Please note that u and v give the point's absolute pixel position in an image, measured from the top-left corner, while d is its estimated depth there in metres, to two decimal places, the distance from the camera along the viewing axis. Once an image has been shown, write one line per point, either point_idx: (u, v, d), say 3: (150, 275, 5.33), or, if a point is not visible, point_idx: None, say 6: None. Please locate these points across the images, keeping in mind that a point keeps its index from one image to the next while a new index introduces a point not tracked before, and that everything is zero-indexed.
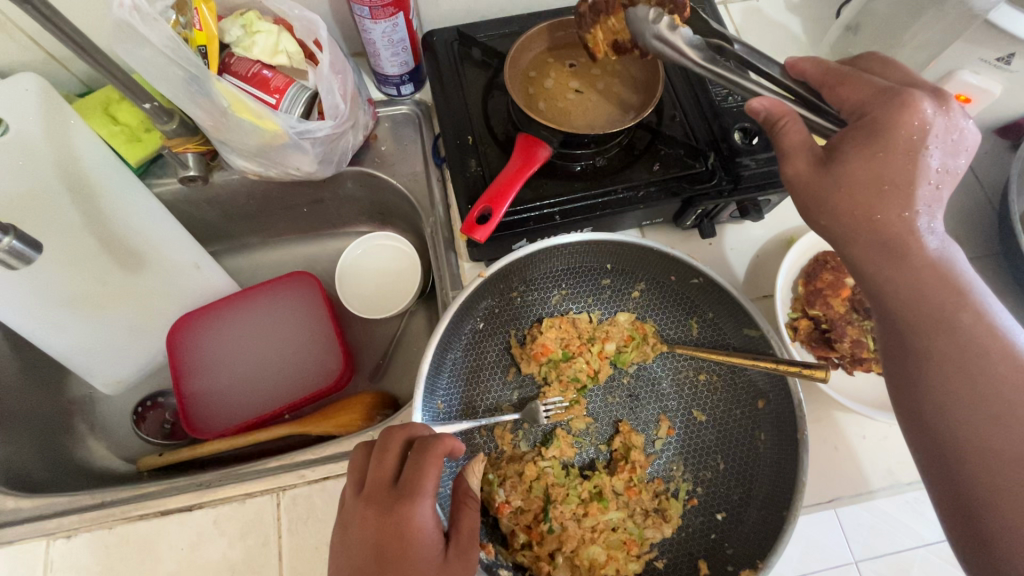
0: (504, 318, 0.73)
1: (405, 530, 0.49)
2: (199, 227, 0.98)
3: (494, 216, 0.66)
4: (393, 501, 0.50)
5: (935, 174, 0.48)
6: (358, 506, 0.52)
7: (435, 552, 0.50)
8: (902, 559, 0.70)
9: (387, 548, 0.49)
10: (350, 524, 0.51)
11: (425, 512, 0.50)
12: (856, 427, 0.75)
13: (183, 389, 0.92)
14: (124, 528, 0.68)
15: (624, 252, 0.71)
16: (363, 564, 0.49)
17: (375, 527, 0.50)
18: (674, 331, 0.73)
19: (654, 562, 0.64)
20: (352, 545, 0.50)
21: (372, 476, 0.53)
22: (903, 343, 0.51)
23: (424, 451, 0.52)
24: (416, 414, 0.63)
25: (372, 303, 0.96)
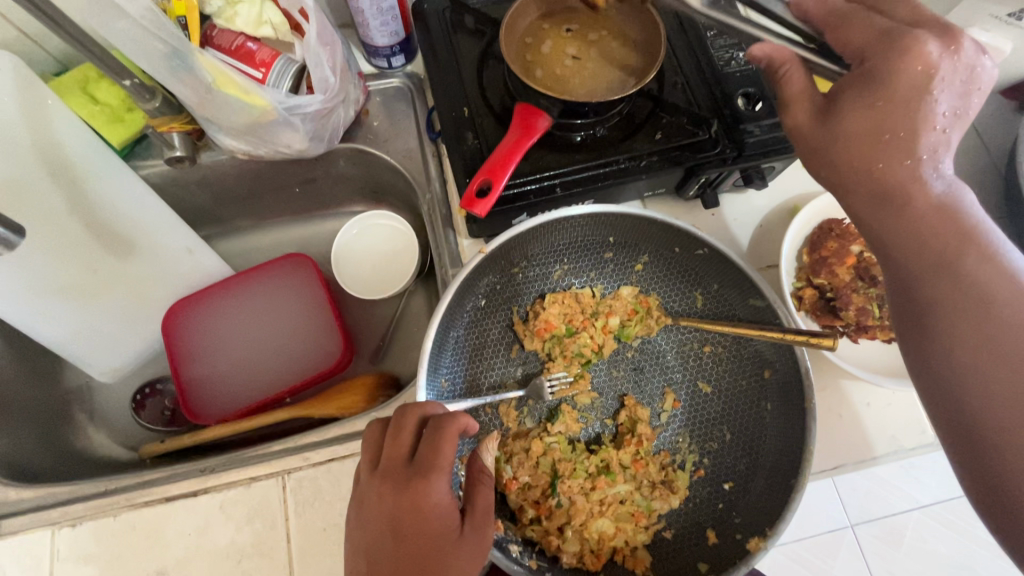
0: (505, 295, 0.72)
1: (421, 504, 0.48)
2: (188, 211, 0.96)
3: (494, 189, 0.63)
4: (409, 476, 0.50)
5: (942, 119, 0.45)
6: (374, 481, 0.51)
7: (452, 528, 0.49)
8: (895, 522, 0.75)
9: (403, 524, 0.48)
10: (366, 499, 0.51)
11: (442, 485, 0.49)
12: (860, 395, 0.74)
13: (182, 374, 0.91)
14: (129, 515, 0.68)
15: (627, 224, 0.69)
16: (381, 537, 0.49)
17: (392, 501, 0.49)
18: (678, 303, 0.73)
19: (662, 533, 0.64)
20: (369, 518, 0.50)
21: (387, 453, 0.52)
22: (907, 293, 0.49)
23: (439, 427, 0.51)
24: (421, 394, 0.62)
25: (369, 284, 0.94)
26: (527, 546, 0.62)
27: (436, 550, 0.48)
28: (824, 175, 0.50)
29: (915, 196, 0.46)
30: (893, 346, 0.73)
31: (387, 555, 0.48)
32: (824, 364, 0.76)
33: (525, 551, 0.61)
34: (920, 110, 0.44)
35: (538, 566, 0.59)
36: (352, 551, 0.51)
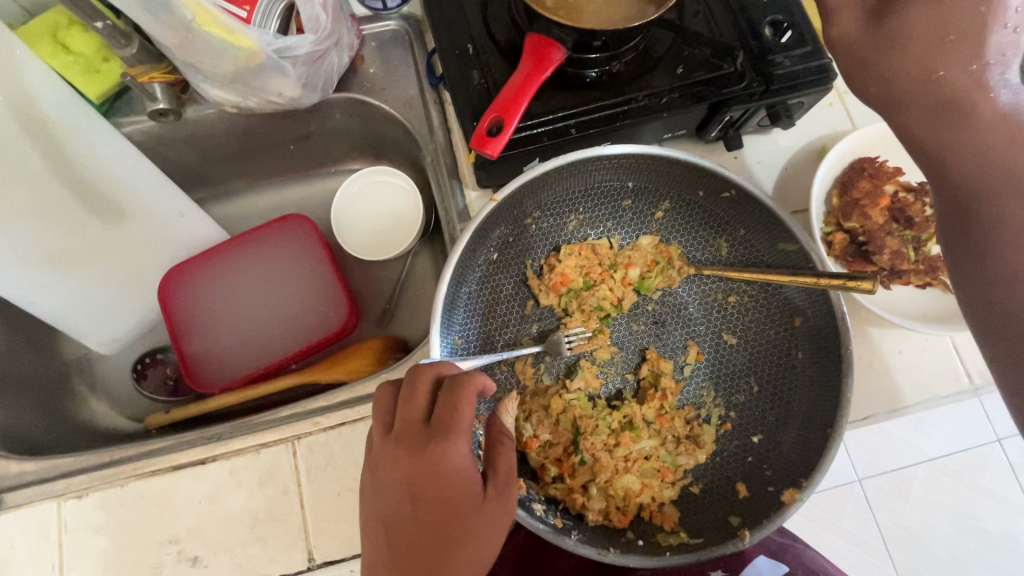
0: (518, 248, 0.68)
1: (441, 470, 0.45)
2: (178, 172, 0.91)
3: (506, 128, 0.58)
4: (426, 441, 0.46)
5: (1014, 14, 0.37)
6: (388, 446, 0.48)
7: (475, 494, 0.47)
8: (903, 476, 0.73)
9: (423, 490, 0.45)
10: (381, 464, 0.48)
11: (463, 450, 0.46)
12: (891, 342, 0.71)
13: (182, 344, 0.87)
14: (136, 485, 0.66)
15: (648, 167, 0.65)
16: (400, 503, 0.46)
17: (409, 468, 0.46)
18: (701, 253, 0.69)
19: (689, 488, 0.62)
20: (386, 484, 0.47)
21: (401, 416, 0.48)
22: (964, 218, 0.44)
23: (456, 388, 0.47)
24: (433, 344, 0.59)
25: (373, 245, 0.90)
26: (551, 504, 0.60)
27: (460, 515, 0.46)
28: (870, 92, 0.44)
29: (979, 105, 0.40)
30: (926, 291, 0.70)
31: (408, 521, 0.46)
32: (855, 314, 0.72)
33: (549, 509, 0.59)
34: (987, 4, 0.37)
35: (564, 525, 0.57)
36: (369, 517, 0.48)
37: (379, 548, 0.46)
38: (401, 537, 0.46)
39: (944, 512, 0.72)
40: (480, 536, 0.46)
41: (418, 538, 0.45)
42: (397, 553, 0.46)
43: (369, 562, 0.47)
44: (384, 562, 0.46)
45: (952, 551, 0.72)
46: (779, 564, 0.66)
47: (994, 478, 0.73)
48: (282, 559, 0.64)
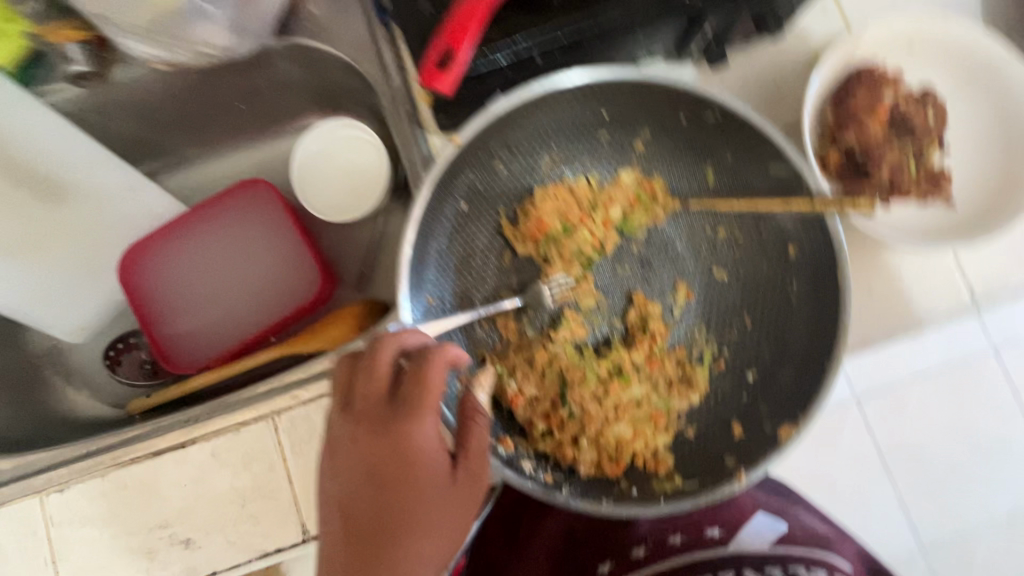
0: (489, 195, 0.63)
1: (408, 450, 0.43)
2: (122, 143, 0.83)
3: (455, 62, 0.53)
4: (392, 419, 0.44)
5: None
6: (349, 425, 0.44)
7: (444, 473, 0.45)
8: (898, 394, 0.70)
9: (387, 471, 0.43)
10: (339, 446, 0.44)
11: (433, 425, 0.44)
12: (892, 263, 0.67)
13: (155, 329, 0.83)
14: (118, 475, 0.64)
15: (624, 92, 0.59)
16: (361, 486, 0.43)
17: (373, 448, 0.43)
18: (687, 183, 0.64)
19: (683, 432, 0.60)
20: (346, 465, 0.44)
21: (361, 394, 0.45)
22: None
23: (424, 363, 0.45)
24: (403, 299, 0.55)
25: (338, 206, 0.85)
26: (541, 461, 0.58)
27: (426, 497, 0.43)
28: None
29: None
30: (929, 207, 0.65)
31: (367, 507, 0.43)
32: (852, 241, 0.69)
33: (539, 466, 0.57)
34: None
35: (555, 480, 0.56)
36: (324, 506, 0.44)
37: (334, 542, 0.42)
38: (359, 528, 0.42)
39: (937, 425, 0.70)
40: (447, 517, 0.44)
41: (379, 525, 0.42)
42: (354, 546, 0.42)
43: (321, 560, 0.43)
44: (339, 558, 0.42)
45: (948, 461, 0.71)
46: (778, 521, 0.68)
47: (992, 390, 0.70)
48: (276, 534, 0.63)
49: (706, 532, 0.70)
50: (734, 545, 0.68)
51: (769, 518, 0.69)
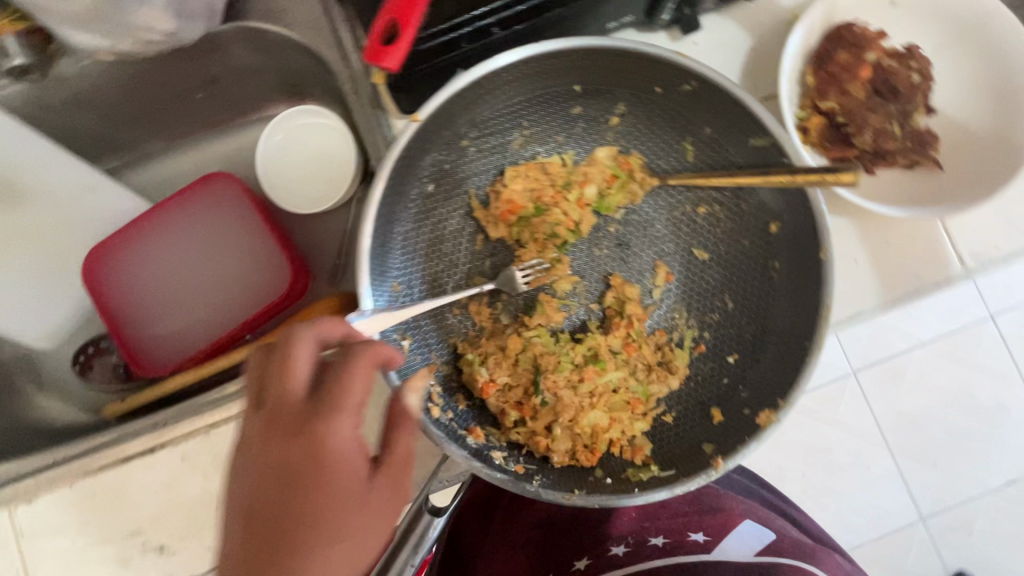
0: (455, 176, 0.60)
1: (316, 456, 0.38)
2: (76, 138, 0.78)
3: (403, 33, 0.49)
4: (302, 420, 0.38)
5: None
6: (256, 427, 0.40)
7: (359, 485, 0.39)
8: (897, 364, 0.79)
9: (290, 477, 0.38)
10: (245, 446, 0.40)
11: (349, 430, 0.39)
12: (877, 233, 0.64)
13: (123, 332, 0.80)
14: (89, 483, 0.62)
15: (595, 64, 0.55)
16: (258, 495, 0.38)
17: (276, 454, 0.38)
18: (665, 159, 0.61)
19: (662, 418, 0.58)
20: (248, 469, 0.39)
21: (272, 389, 0.40)
22: None
23: (346, 360, 0.40)
24: (365, 291, 0.51)
25: (305, 195, 0.81)
26: (513, 451, 0.55)
27: (330, 514, 0.38)
28: None
29: None
30: (916, 172, 0.62)
31: (261, 522, 0.37)
32: (834, 205, 0.64)
33: (510, 456, 0.54)
34: None
35: (525, 471, 0.53)
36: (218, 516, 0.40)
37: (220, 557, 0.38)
38: (246, 545, 0.37)
39: (938, 388, 0.80)
40: (355, 537, 0.39)
41: (270, 543, 0.37)
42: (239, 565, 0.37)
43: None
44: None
45: (950, 430, 0.80)
46: (765, 531, 0.75)
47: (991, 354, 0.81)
48: None
49: (690, 536, 0.75)
50: (715, 553, 0.74)
51: (755, 529, 0.75)
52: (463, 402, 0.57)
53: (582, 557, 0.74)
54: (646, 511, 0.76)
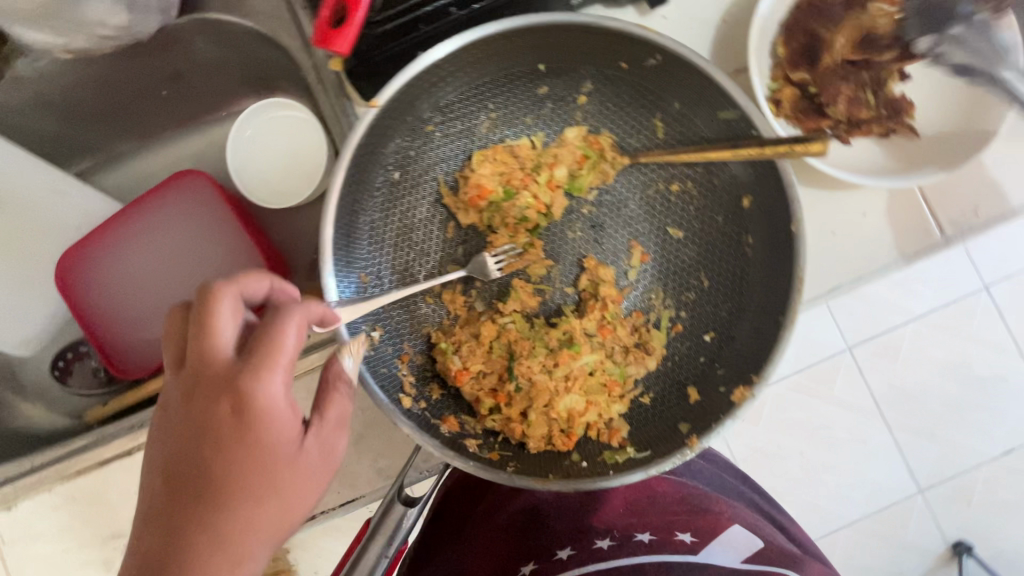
0: (421, 162, 0.59)
1: (244, 412, 0.38)
2: (39, 141, 0.77)
3: (351, 15, 0.47)
4: (225, 380, 0.38)
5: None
6: (178, 387, 0.39)
7: (288, 445, 0.40)
8: (893, 337, 0.98)
9: (217, 435, 0.38)
10: (170, 406, 0.40)
11: (275, 392, 0.38)
12: (855, 204, 0.63)
13: (105, 341, 0.79)
14: (66, 487, 0.62)
15: (556, 40, 0.53)
16: (181, 452, 0.38)
17: (199, 413, 0.38)
18: (636, 137, 0.60)
19: (640, 399, 0.57)
20: (171, 428, 0.39)
21: (194, 349, 0.40)
22: None
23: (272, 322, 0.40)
24: (328, 277, 0.51)
25: (280, 190, 0.79)
26: (489, 438, 0.55)
27: (255, 472, 0.38)
28: None
29: None
30: (891, 141, 0.61)
31: (184, 477, 0.38)
32: (807, 177, 0.63)
33: (484, 444, 0.54)
34: None
35: (500, 457, 0.53)
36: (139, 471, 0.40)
37: (140, 511, 0.38)
38: (167, 500, 0.38)
39: (940, 361, 0.98)
40: (282, 494, 0.39)
41: (193, 497, 0.37)
42: (160, 518, 0.37)
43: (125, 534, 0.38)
44: (141, 530, 0.38)
45: (943, 399, 0.99)
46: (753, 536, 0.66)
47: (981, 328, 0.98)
48: None
49: (677, 535, 0.65)
50: (704, 554, 0.63)
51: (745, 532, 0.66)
52: (437, 392, 0.56)
53: (562, 549, 0.65)
54: (631, 506, 0.70)
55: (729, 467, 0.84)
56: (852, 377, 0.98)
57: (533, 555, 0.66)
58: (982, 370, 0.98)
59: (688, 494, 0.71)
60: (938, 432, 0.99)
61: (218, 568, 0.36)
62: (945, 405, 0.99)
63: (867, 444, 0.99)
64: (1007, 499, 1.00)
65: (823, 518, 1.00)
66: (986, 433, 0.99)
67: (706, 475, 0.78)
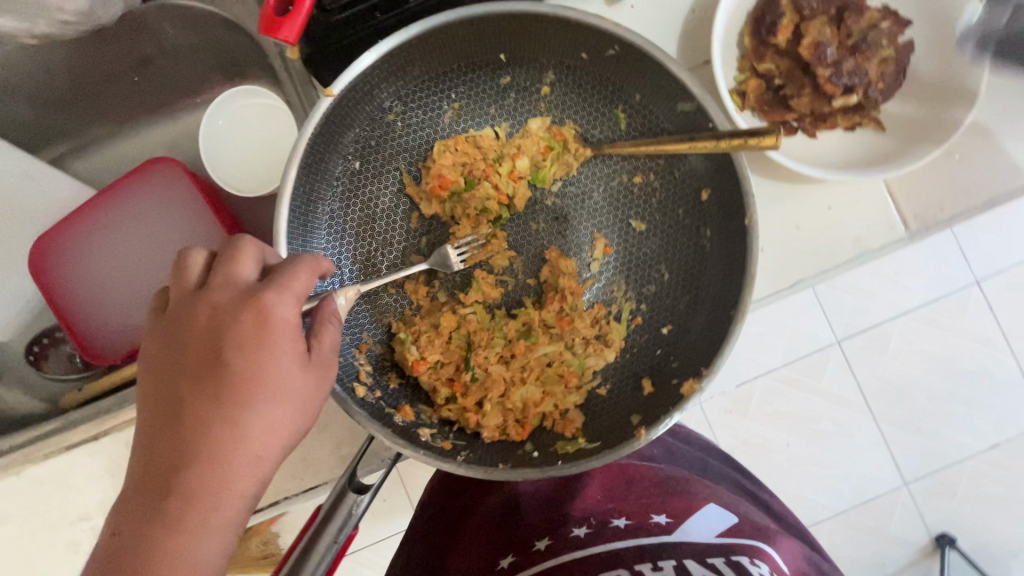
0: (384, 151, 0.58)
1: (261, 330, 0.40)
2: (8, 125, 0.77)
3: (298, 5, 0.48)
4: (245, 301, 0.40)
5: None
6: (195, 310, 0.41)
7: (295, 363, 0.41)
8: (882, 331, 0.99)
9: (232, 352, 0.40)
10: (183, 330, 0.41)
11: (289, 314, 0.41)
12: (821, 197, 0.63)
13: (94, 346, 0.78)
14: (33, 471, 0.63)
15: (512, 29, 0.53)
16: (192, 364, 0.40)
17: (219, 331, 0.40)
18: (599, 128, 0.59)
19: (597, 391, 0.58)
20: (182, 343, 0.41)
21: (213, 277, 0.42)
22: None
23: (294, 259, 0.43)
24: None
25: (251, 176, 0.76)
26: (444, 427, 0.56)
27: (265, 381, 0.40)
28: None
29: None
30: (857, 133, 0.61)
31: (195, 385, 0.40)
32: (764, 171, 0.63)
33: (439, 433, 0.55)
34: None
35: (452, 447, 0.53)
36: (147, 383, 0.42)
37: (155, 416, 0.40)
38: (184, 405, 0.40)
39: (926, 358, 0.99)
40: (291, 408, 0.41)
41: (203, 403, 0.39)
42: (175, 420, 0.39)
43: (141, 436, 0.41)
44: (158, 431, 0.40)
45: (930, 395, 1.00)
46: (727, 515, 0.66)
47: (966, 321, 0.99)
48: None
49: (651, 518, 0.66)
50: (676, 534, 0.63)
51: (719, 511, 0.66)
52: (395, 380, 0.57)
53: (541, 539, 0.67)
54: (608, 492, 0.71)
55: (713, 450, 0.84)
56: (841, 372, 0.99)
57: (514, 546, 0.67)
58: (968, 365, 1.00)
59: (664, 478, 0.71)
60: (924, 426, 1.00)
61: (231, 464, 0.39)
62: (931, 400, 1.00)
63: (850, 437, 1.00)
64: (991, 493, 1.01)
65: (806, 509, 1.01)
66: (974, 428, 1.00)
67: (689, 459, 0.80)
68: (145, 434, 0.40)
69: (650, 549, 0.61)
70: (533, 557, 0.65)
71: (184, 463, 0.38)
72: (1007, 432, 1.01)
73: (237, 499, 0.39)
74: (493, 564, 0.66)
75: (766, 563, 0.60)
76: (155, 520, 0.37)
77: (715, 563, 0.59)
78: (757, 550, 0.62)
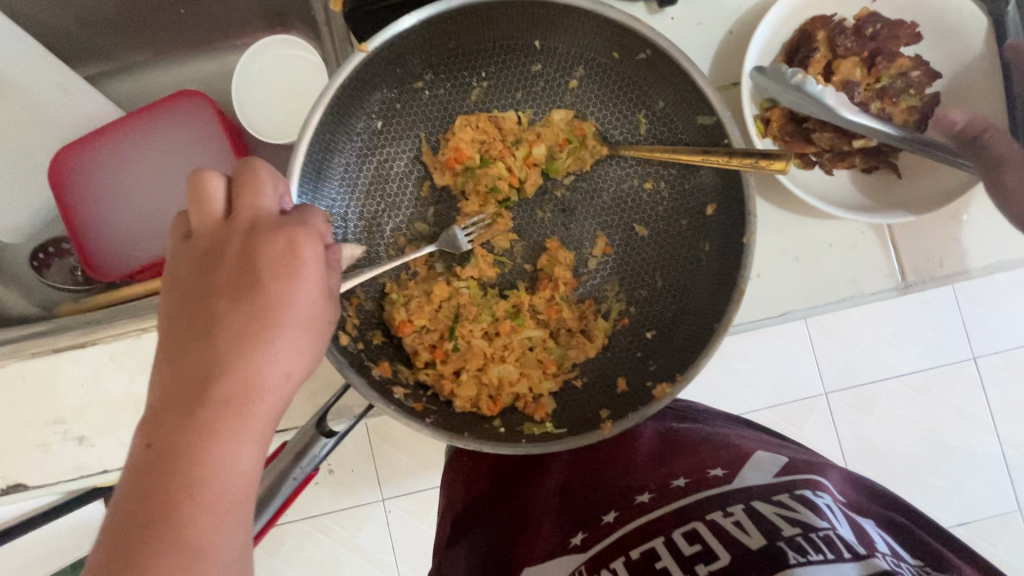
0: (408, 116, 0.60)
1: (287, 257, 0.41)
2: (53, 34, 0.79)
3: None
4: (275, 228, 0.42)
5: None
6: (227, 233, 0.42)
7: (317, 294, 0.43)
8: (870, 390, 0.99)
9: (259, 274, 0.41)
10: (214, 251, 0.42)
11: (314, 246, 0.43)
12: (824, 234, 0.63)
13: (118, 270, 0.80)
14: (17, 367, 0.64)
15: (551, 17, 0.54)
16: (221, 286, 0.41)
17: (252, 252, 0.41)
18: (620, 129, 0.61)
19: (573, 382, 0.59)
20: (214, 265, 0.42)
21: (244, 204, 0.43)
22: None
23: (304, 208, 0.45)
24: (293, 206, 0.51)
25: (281, 127, 0.79)
26: (419, 390, 0.57)
27: (289, 307, 0.41)
28: None
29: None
30: (872, 176, 0.62)
31: (224, 305, 0.40)
32: (774, 199, 0.64)
33: (412, 394, 0.56)
34: None
35: (423, 409, 0.54)
36: (175, 301, 0.42)
37: (183, 333, 0.40)
38: (213, 320, 0.40)
39: (911, 428, 1.00)
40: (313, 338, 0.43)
41: (227, 325, 0.40)
42: (204, 338, 0.40)
43: (165, 353, 0.40)
44: (185, 346, 0.40)
45: (907, 463, 1.00)
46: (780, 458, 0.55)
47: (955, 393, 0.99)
48: None
49: (708, 471, 0.52)
50: (739, 482, 0.49)
51: (771, 457, 0.54)
52: (379, 338, 0.58)
53: (606, 514, 0.53)
54: (659, 459, 0.58)
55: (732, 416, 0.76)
56: (825, 424, 1.00)
57: (583, 524, 0.53)
58: (951, 439, 1.00)
59: (706, 437, 0.61)
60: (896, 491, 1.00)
61: (258, 380, 0.39)
62: (907, 468, 1.00)
63: None
64: None
65: None
66: (946, 503, 1.01)
67: (711, 418, 0.72)
68: (174, 348, 0.40)
69: (716, 499, 0.47)
70: (600, 531, 0.51)
71: (214, 376, 0.39)
72: (979, 513, 1.01)
73: (266, 414, 0.40)
74: (562, 544, 0.52)
75: (827, 493, 0.48)
76: (181, 440, 0.37)
77: (781, 498, 0.45)
78: (816, 480, 0.50)
